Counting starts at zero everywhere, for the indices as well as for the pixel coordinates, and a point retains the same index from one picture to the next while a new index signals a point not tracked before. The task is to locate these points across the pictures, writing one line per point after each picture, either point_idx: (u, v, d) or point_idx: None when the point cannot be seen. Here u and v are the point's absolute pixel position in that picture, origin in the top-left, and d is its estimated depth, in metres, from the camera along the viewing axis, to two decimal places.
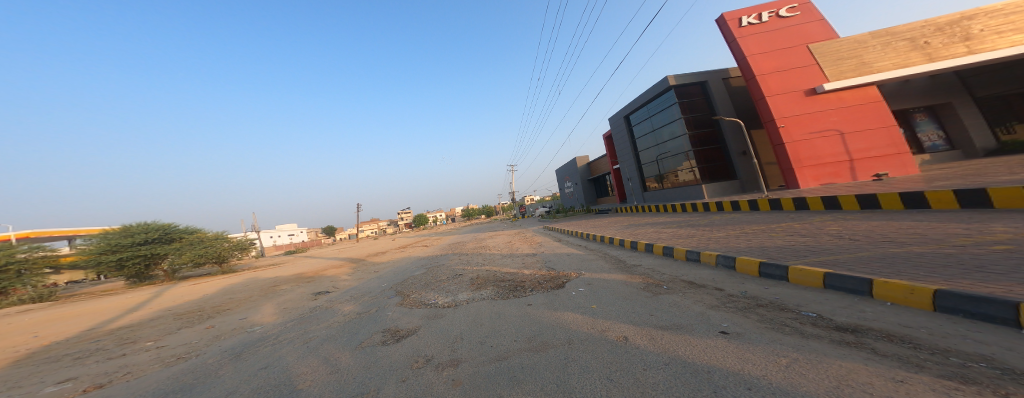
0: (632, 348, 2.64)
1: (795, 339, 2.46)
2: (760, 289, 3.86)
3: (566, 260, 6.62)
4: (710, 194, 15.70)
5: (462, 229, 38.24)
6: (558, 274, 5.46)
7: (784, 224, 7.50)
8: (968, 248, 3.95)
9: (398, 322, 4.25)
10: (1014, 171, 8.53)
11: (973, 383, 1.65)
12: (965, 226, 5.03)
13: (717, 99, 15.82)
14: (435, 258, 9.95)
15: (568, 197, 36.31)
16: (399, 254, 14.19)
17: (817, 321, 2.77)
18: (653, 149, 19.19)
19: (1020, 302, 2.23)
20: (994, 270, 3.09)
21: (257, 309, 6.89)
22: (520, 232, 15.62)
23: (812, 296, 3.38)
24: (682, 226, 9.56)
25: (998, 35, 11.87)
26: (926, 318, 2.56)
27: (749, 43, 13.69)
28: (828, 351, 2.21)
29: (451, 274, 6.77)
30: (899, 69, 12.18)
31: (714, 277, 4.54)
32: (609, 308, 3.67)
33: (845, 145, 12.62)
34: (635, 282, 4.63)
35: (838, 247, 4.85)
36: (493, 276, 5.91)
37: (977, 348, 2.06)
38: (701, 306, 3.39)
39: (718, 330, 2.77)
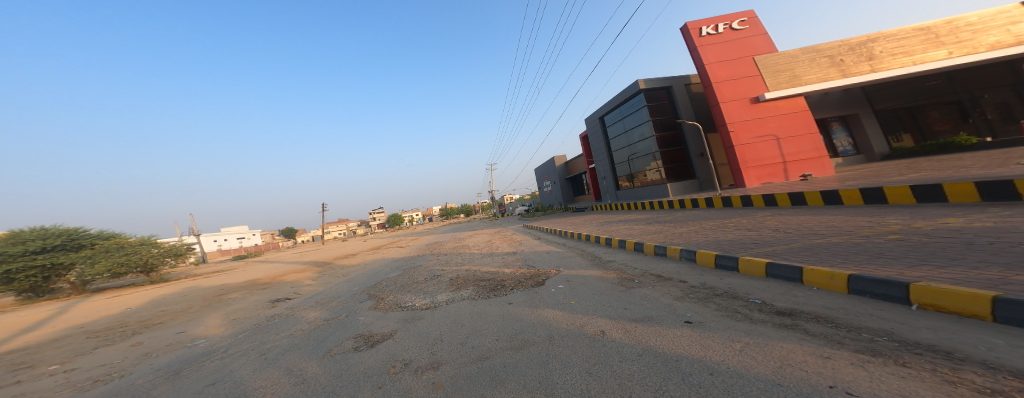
0: (609, 341, 2.60)
1: (745, 324, 2.69)
2: (717, 279, 4.19)
3: (546, 258, 6.73)
4: (674, 193, 16.76)
5: (438, 228, 37.56)
6: (538, 272, 5.53)
7: (735, 219, 8.23)
8: (870, 237, 4.62)
9: (372, 327, 4.02)
10: (904, 172, 10.10)
11: (880, 355, 1.98)
12: (871, 218, 5.86)
13: (681, 104, 16.94)
14: (412, 259, 9.66)
15: (546, 195, 37.05)
16: (371, 256, 13.55)
17: (762, 306, 3.06)
18: (625, 150, 20.16)
19: (912, 283, 2.70)
20: (889, 256, 3.65)
21: (200, 321, 6.21)
22: (497, 231, 15.63)
23: (758, 285, 3.75)
24: (650, 223, 10.12)
25: (892, 57, 13.74)
26: (842, 300, 2.99)
27: (707, 51, 14.78)
28: (771, 334, 2.47)
29: (428, 275, 6.59)
30: (825, 82, 13.79)
31: (679, 270, 4.85)
32: (587, 303, 3.65)
33: (781, 148, 14.08)
34: (610, 277, 4.79)
35: (776, 239, 5.42)
36: (472, 276, 5.84)
37: (879, 324, 2.45)
38: (669, 298, 3.55)
39: (684, 320, 2.88)
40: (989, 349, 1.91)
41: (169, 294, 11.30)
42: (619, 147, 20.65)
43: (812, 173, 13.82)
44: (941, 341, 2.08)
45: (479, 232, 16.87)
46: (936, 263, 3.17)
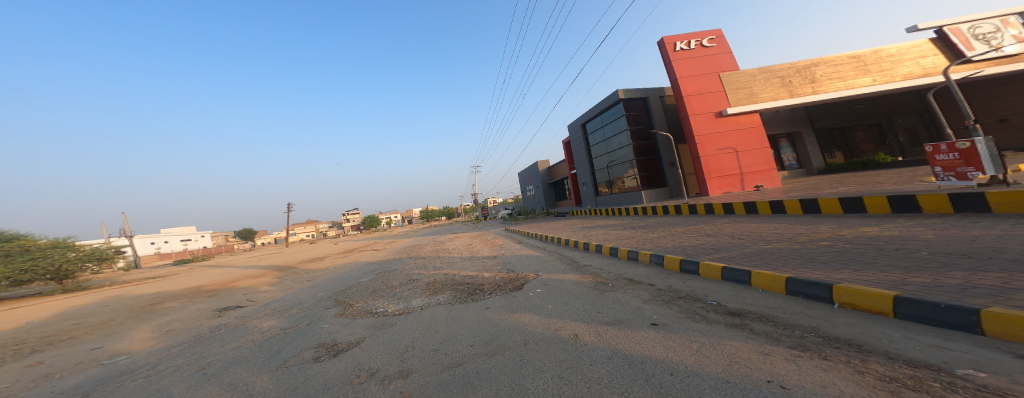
0: (581, 345, 2.68)
1: (703, 325, 2.90)
2: (681, 282, 4.45)
3: (526, 262, 6.80)
4: (648, 200, 17.70)
5: (417, 231, 36.63)
6: (516, 276, 5.58)
7: (698, 226, 8.82)
8: (807, 243, 5.17)
9: (336, 335, 3.82)
10: (836, 186, 11.38)
11: (808, 350, 2.24)
12: (809, 226, 6.55)
13: (655, 115, 17.95)
14: (387, 263, 9.30)
15: (529, 200, 37.46)
16: (342, 260, 12.88)
17: (717, 308, 3.30)
18: (604, 157, 20.99)
19: (835, 285, 3.08)
20: (820, 260, 4.11)
21: (126, 335, 5.52)
22: (476, 235, 15.50)
23: (714, 287, 4.05)
24: (625, 228, 10.55)
25: (830, 80, 15.39)
26: (779, 300, 3.32)
27: (680, 66, 15.80)
28: (723, 333, 2.68)
29: (404, 279, 6.39)
30: (777, 101, 15.21)
31: (648, 274, 5.11)
32: (562, 307, 3.73)
33: (739, 161, 15.32)
34: (585, 281, 4.93)
35: (731, 245, 5.89)
36: (451, 280, 5.74)
37: (808, 321, 2.76)
38: (638, 301, 3.74)
39: (650, 323, 3.05)
40: (891, 341, 2.24)
41: (86, 304, 9.92)
42: (599, 154, 21.41)
43: (762, 184, 15.11)
44: (855, 336, 2.40)
45: (460, 235, 16.61)
46: (857, 266, 3.61)
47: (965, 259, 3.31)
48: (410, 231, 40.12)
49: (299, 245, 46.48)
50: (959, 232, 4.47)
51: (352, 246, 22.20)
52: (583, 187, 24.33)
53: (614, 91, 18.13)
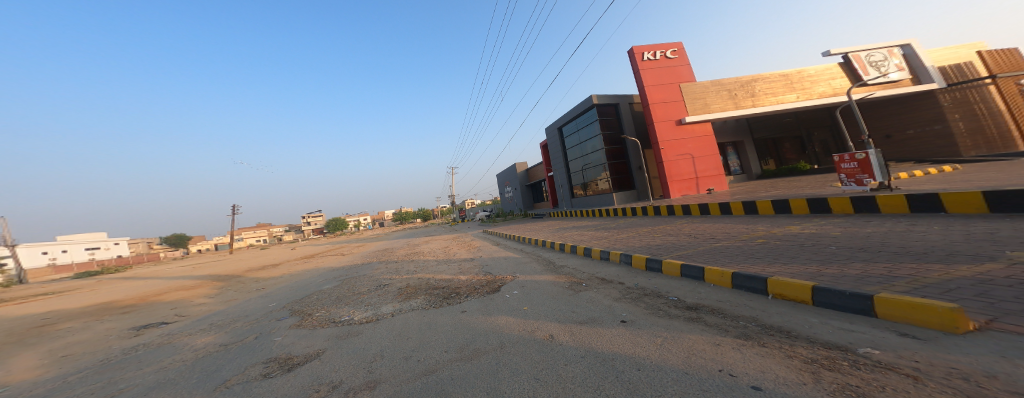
0: (556, 345, 2.82)
1: (665, 320, 3.19)
2: (647, 280, 4.79)
3: (504, 264, 6.87)
4: (619, 201, 18.57)
5: (388, 234, 35.26)
6: (494, 278, 5.65)
7: (661, 226, 9.44)
8: (749, 241, 5.80)
9: (292, 348, 3.63)
10: (775, 189, 12.77)
11: (748, 338, 2.57)
12: (752, 225, 7.31)
13: (625, 121, 19.01)
14: (354, 268, 8.86)
15: (506, 202, 37.62)
16: (301, 266, 12.07)
17: (676, 303, 3.63)
18: (579, 161, 21.75)
19: (768, 278, 3.55)
20: (757, 256, 4.66)
21: (8, 363, 4.71)
22: (451, 237, 15.28)
23: (674, 283, 4.43)
24: (598, 229, 10.99)
25: (772, 93, 17.15)
26: (726, 294, 3.73)
27: (646, 75, 16.84)
28: (682, 327, 2.98)
29: (373, 285, 6.18)
30: (726, 112, 16.71)
31: (619, 273, 5.42)
32: (539, 308, 3.88)
33: (695, 166, 16.64)
34: (560, 281, 5.13)
35: (687, 244, 6.43)
36: (425, 284, 5.67)
37: (750, 312, 3.14)
38: (609, 299, 3.99)
39: (619, 320, 3.28)
40: (811, 326, 2.65)
41: None
42: (574, 157, 22.14)
43: (716, 188, 16.60)
44: (784, 323, 2.80)
45: (436, 238, 16.20)
46: (788, 260, 4.14)
47: (864, 253, 3.95)
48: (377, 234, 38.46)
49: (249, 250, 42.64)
50: (864, 229, 5.27)
51: (311, 251, 20.80)
52: (559, 189, 24.95)
53: (589, 96, 18.90)
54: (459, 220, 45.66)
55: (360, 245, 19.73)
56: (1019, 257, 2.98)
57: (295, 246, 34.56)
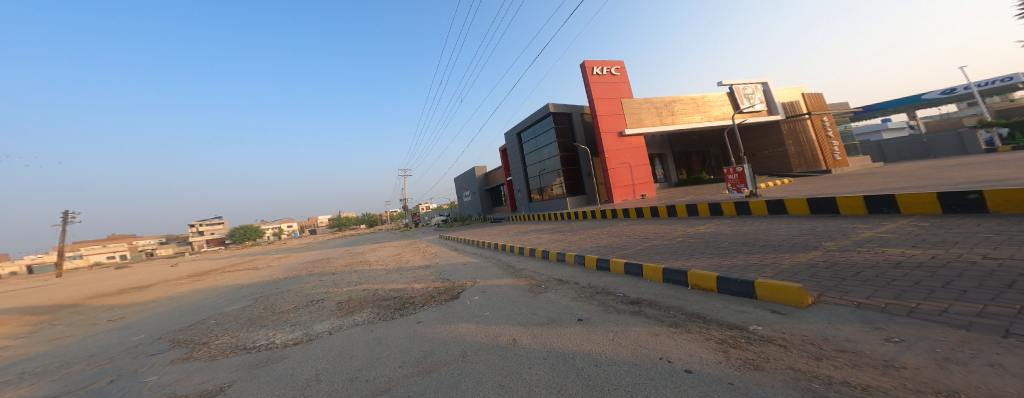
0: (520, 349, 2.88)
1: (614, 315, 3.51)
2: (599, 279, 5.14)
3: (462, 270, 6.43)
4: (572, 205, 19.46)
5: (324, 242, 31.83)
6: (452, 285, 5.18)
7: (609, 228, 10.16)
8: (676, 239, 6.57)
9: (180, 386, 2.70)
10: (698, 194, 14.60)
11: (678, 326, 2.98)
12: (680, 225, 8.29)
13: (577, 130, 20.22)
14: (280, 284, 7.81)
15: (465, 206, 36.97)
16: (196, 286, 10.02)
17: (623, 298, 4.01)
18: (536, 166, 22.33)
19: (687, 271, 4.14)
20: (679, 252, 5.32)
21: None
22: (405, 244, 14.45)
23: (619, 280, 4.85)
24: (554, 232, 11.39)
25: (693, 111, 19.56)
26: (659, 287, 4.23)
27: (594, 88, 18.05)
28: (628, 320, 3.32)
29: (303, 301, 5.54)
30: (657, 127, 18.74)
31: (574, 273, 5.73)
32: (500, 313, 3.86)
33: (634, 174, 18.28)
34: (521, 285, 5.22)
35: (628, 244, 7.06)
36: (371, 296, 5.24)
37: (677, 302, 3.61)
38: (567, 299, 4.24)
39: (576, 319, 3.53)
40: (719, 310, 3.16)
41: None
42: (531, 162, 22.73)
43: (648, 194, 18.55)
44: (700, 309, 3.30)
45: (385, 245, 15.08)
46: (699, 255, 4.87)
47: (745, 246, 4.82)
48: (303, 244, 34.01)
49: (116, 267, 33.67)
50: (759, 226, 6.37)
51: (213, 266, 17.57)
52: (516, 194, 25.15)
53: (545, 105, 19.75)
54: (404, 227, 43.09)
55: (281, 258, 17.23)
56: (831, 247, 4.12)
57: (184, 261, 28.25)
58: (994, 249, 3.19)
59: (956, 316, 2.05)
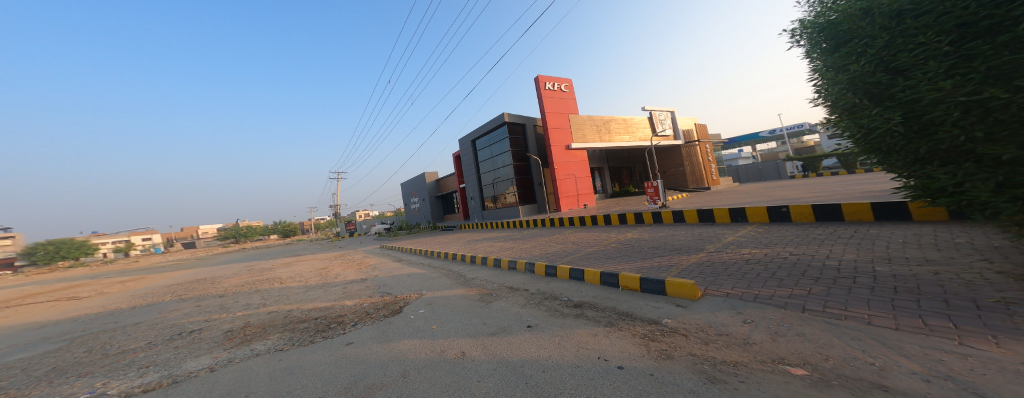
0: (468, 362, 2.73)
1: (560, 319, 3.54)
2: (547, 285, 5.19)
3: (405, 283, 6.06)
4: (524, 214, 19.73)
5: (233, 255, 26.84)
6: (394, 299, 4.81)
7: (555, 236, 10.45)
8: (613, 245, 6.99)
9: None
10: (633, 204, 15.93)
11: (611, 325, 3.10)
12: (616, 232, 8.86)
13: (531, 141, 20.75)
14: (161, 307, 6.24)
15: (412, 214, 35.11)
16: (24, 315, 7.43)
17: (568, 303, 4.08)
18: (490, 174, 22.24)
19: (618, 273, 4.43)
20: (616, 257, 5.63)
21: None
22: (330, 257, 12.87)
23: (565, 285, 4.96)
24: (506, 240, 11.38)
25: (628, 130, 21.49)
26: (597, 290, 4.39)
27: (545, 102, 18.70)
28: (573, 323, 3.38)
29: (190, 325, 4.47)
30: (599, 143, 20.11)
31: (525, 280, 5.70)
32: (448, 325, 3.66)
33: (579, 185, 19.28)
34: (471, 294, 5.04)
35: (571, 250, 7.33)
36: (280, 319, 4.25)
37: (612, 303, 3.78)
38: (517, 307, 4.19)
39: (526, 326, 3.49)
40: (645, 308, 3.37)
41: None
42: (486, 170, 22.60)
43: (590, 204, 19.63)
44: (629, 308, 3.48)
45: (302, 260, 13.13)
46: (628, 259, 5.26)
47: (672, 252, 5.30)
48: (177, 260, 26.44)
49: None
50: (679, 233, 7.11)
51: (61, 288, 13.44)
52: (470, 201, 24.52)
53: (500, 115, 19.89)
54: (331, 237, 38.21)
55: (136, 280, 13.11)
56: (711, 249, 5.15)
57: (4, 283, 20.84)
58: (796, 247, 4.62)
59: (777, 298, 2.99)
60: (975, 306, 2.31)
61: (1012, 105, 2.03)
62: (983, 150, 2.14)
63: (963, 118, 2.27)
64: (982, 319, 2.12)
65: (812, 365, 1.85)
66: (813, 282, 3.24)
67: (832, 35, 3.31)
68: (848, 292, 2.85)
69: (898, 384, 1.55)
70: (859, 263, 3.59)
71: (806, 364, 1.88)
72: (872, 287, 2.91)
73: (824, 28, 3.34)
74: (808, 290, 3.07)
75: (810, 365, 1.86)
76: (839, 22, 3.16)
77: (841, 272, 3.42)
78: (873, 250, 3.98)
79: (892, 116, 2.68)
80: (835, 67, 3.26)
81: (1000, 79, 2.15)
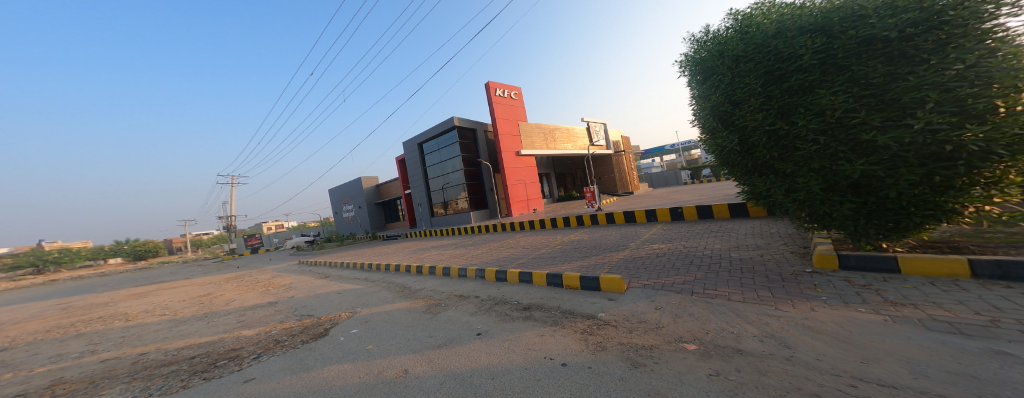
0: (411, 379, 2.50)
1: (509, 323, 3.46)
2: (499, 290, 5.05)
3: (338, 300, 5.46)
4: (477, 219, 19.38)
5: (105, 277, 21.48)
6: (318, 321, 4.26)
7: (504, 241, 10.42)
8: (558, 246, 7.18)
9: None
10: (576, 207, 16.71)
11: (551, 323, 3.18)
12: (562, 234, 9.13)
13: (482, 147, 20.66)
14: None
15: (346, 223, 32.14)
16: None
17: (516, 306, 4.04)
18: (439, 180, 21.45)
19: (562, 274, 4.51)
20: (560, 258, 5.78)
21: None
22: (220, 280, 10.57)
23: (516, 289, 4.87)
24: (455, 247, 11.00)
25: (570, 139, 22.65)
26: (544, 291, 4.42)
27: (497, 108, 18.72)
28: (521, 326, 3.32)
29: (16, 374, 3.35)
30: (546, 150, 20.79)
31: (475, 287, 5.49)
32: (387, 343, 3.33)
33: (528, 190, 19.63)
34: (416, 307, 4.71)
35: (518, 255, 7.36)
36: (126, 367, 3.17)
37: (557, 302, 3.81)
38: (467, 315, 4.01)
39: (475, 333, 3.34)
40: (585, 305, 3.45)
41: None
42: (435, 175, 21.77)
43: (539, 208, 20.09)
44: (569, 306, 3.55)
45: (174, 286, 10.43)
46: (572, 259, 5.45)
47: (609, 250, 5.60)
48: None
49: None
50: (616, 231, 7.59)
51: None
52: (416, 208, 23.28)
53: (449, 118, 19.41)
54: (232, 253, 31.83)
55: None
56: (634, 246, 5.59)
57: None
58: (689, 240, 5.34)
59: (675, 284, 3.40)
60: (781, 278, 3.16)
61: (790, 135, 3.02)
62: (777, 165, 3.14)
63: (767, 143, 3.20)
64: (785, 287, 2.92)
65: (700, 340, 2.16)
66: (697, 268, 3.82)
67: (696, 71, 3.98)
68: (717, 275, 3.46)
69: (749, 347, 1.97)
70: (722, 250, 4.41)
71: (696, 339, 2.18)
72: (730, 269, 3.62)
73: (695, 63, 3.94)
74: (694, 275, 3.58)
75: (699, 340, 2.16)
76: (704, 60, 3.78)
77: (712, 258, 4.14)
78: (728, 240, 4.95)
79: (733, 139, 3.50)
80: (700, 96, 4.01)
81: (784, 115, 3.07)
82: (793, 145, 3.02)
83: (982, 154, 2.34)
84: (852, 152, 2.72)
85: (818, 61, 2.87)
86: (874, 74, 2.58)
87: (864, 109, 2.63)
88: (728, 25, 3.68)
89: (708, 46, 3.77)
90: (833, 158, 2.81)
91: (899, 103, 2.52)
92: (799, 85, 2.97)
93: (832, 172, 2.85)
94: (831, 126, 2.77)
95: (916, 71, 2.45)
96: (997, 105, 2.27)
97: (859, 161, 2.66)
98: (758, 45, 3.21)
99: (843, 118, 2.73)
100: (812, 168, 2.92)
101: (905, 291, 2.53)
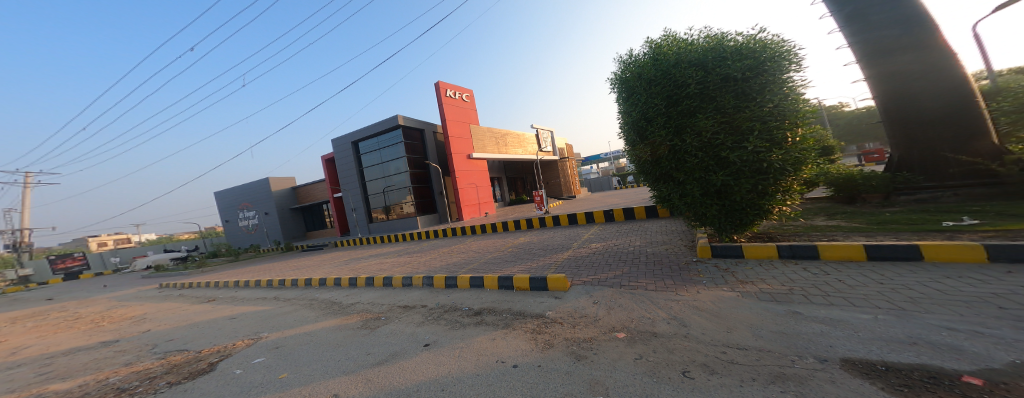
0: None
1: (459, 330, 3.28)
2: (449, 297, 4.78)
3: (241, 325, 4.70)
4: (423, 224, 18.58)
5: None
6: (197, 355, 3.56)
7: (454, 246, 10.09)
8: (506, 250, 7.16)
9: None
10: (525, 211, 17.00)
11: (501, 326, 3.07)
12: (513, 237, 9.13)
13: (429, 149, 19.99)
14: None
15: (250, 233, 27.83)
16: None
17: (468, 312, 3.85)
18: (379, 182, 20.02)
19: (512, 276, 4.44)
20: (511, 260, 5.72)
21: None
22: (17, 319, 7.82)
23: (467, 295, 4.65)
24: (399, 255, 10.34)
25: (520, 144, 23.02)
26: (496, 294, 4.29)
27: (448, 109, 18.19)
28: (472, 331, 3.15)
29: None
30: (497, 154, 20.82)
31: (422, 296, 5.14)
32: (310, 368, 2.90)
33: (479, 194, 19.41)
34: (352, 322, 4.24)
35: (470, 259, 7.15)
36: None
37: (507, 305, 3.71)
38: (413, 326, 3.71)
39: (423, 345, 3.08)
40: (532, 305, 3.41)
41: None
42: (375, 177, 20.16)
43: (490, 212, 19.99)
44: (519, 308, 3.47)
45: None
46: (522, 260, 5.44)
47: (555, 251, 5.71)
48: None
49: None
50: (560, 233, 7.87)
51: None
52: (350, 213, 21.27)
53: (393, 118, 18.38)
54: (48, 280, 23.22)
55: None
56: (576, 246, 5.76)
57: None
58: (621, 238, 5.67)
59: (608, 279, 3.53)
60: (680, 268, 3.49)
61: (681, 150, 3.45)
62: (674, 175, 3.55)
63: (667, 156, 3.57)
64: (680, 275, 3.22)
65: (628, 328, 2.23)
66: (625, 263, 4.04)
67: (619, 87, 4.20)
68: (639, 269, 3.68)
69: (661, 330, 2.09)
70: (641, 246, 4.78)
71: (625, 328, 2.25)
72: (643, 263, 3.90)
73: (618, 79, 4.15)
74: (621, 270, 3.77)
75: (628, 328, 2.23)
76: (625, 79, 3.99)
77: (633, 253, 4.46)
78: (648, 237, 5.40)
79: (646, 151, 3.76)
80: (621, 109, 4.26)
81: (679, 132, 3.46)
82: (682, 158, 3.46)
83: (781, 170, 3.18)
84: (717, 166, 3.30)
85: (699, 90, 3.34)
86: (729, 106, 3.22)
87: (723, 132, 3.22)
88: (644, 48, 3.99)
89: (629, 66, 3.99)
90: (706, 170, 3.35)
91: (741, 129, 3.21)
92: (687, 109, 3.41)
93: (705, 181, 3.38)
94: (706, 145, 3.28)
95: (750, 106, 3.18)
96: (788, 137, 3.17)
97: (721, 173, 3.26)
98: (663, 71, 3.57)
99: (713, 139, 3.26)
100: (693, 178, 3.42)
101: (746, 271, 3.07)
